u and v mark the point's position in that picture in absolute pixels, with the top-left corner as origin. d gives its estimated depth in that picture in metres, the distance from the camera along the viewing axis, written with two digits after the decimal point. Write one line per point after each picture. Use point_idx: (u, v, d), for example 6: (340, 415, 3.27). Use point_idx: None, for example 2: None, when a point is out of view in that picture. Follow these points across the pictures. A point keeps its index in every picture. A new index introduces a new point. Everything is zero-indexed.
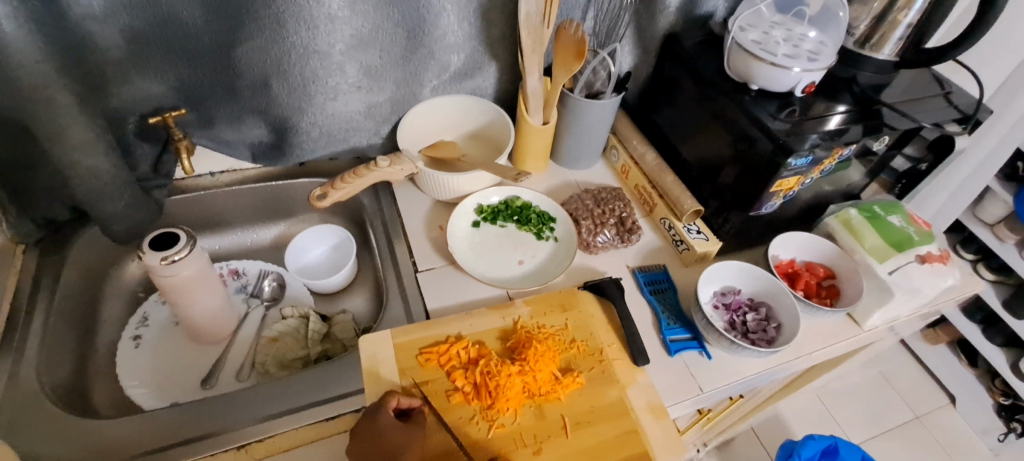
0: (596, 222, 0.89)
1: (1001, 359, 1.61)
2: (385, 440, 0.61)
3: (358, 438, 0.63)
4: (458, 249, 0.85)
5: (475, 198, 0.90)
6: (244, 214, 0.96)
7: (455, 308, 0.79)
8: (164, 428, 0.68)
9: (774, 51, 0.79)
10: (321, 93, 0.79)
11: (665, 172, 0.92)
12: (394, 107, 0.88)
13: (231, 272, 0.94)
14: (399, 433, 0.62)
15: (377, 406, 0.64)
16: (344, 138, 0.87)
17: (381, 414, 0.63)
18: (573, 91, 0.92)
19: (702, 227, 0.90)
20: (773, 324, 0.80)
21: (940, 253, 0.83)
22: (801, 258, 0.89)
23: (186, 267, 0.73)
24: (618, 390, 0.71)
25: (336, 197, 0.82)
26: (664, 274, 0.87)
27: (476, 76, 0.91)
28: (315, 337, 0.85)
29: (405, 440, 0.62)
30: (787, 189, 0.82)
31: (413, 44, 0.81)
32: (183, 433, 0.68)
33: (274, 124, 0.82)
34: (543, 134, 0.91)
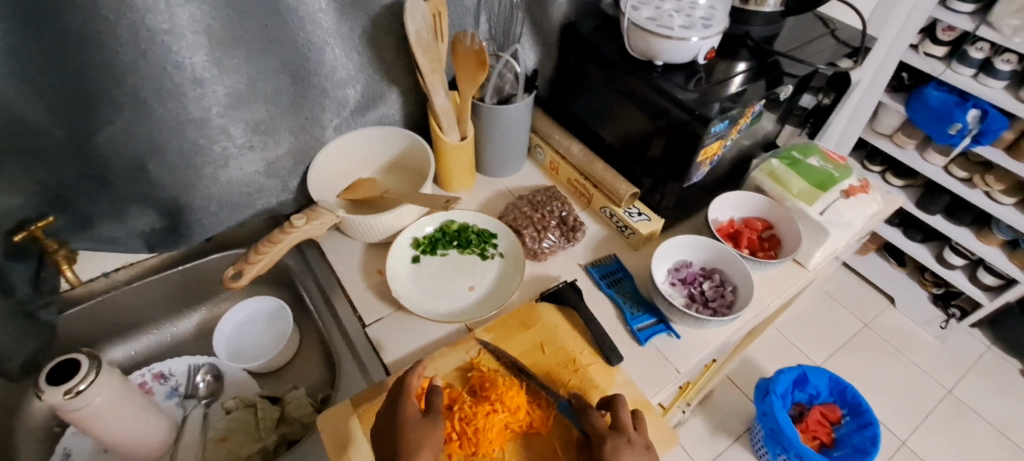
0: (538, 228, 0.86)
1: (927, 253, 1.76)
2: (401, 430, 0.59)
3: (381, 414, 0.62)
4: (402, 291, 0.80)
5: (408, 233, 0.84)
6: (155, 308, 0.85)
7: (415, 355, 0.74)
8: None
9: (669, 25, 0.77)
10: (208, 163, 0.71)
11: (593, 161, 0.91)
12: (297, 158, 0.81)
13: (155, 377, 0.83)
14: (417, 427, 0.59)
15: (399, 392, 0.62)
16: (249, 202, 0.79)
17: (403, 403, 0.61)
18: (483, 100, 0.89)
19: (642, 207, 0.89)
20: (729, 287, 0.81)
21: (860, 183, 0.87)
22: (738, 216, 0.91)
23: (99, 393, 0.63)
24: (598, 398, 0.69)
25: (254, 271, 0.73)
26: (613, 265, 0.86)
27: (379, 105, 0.86)
28: (268, 424, 0.76)
29: (422, 433, 0.59)
30: (712, 155, 0.82)
31: (301, 87, 0.74)
32: None
33: (164, 209, 0.72)
34: (462, 150, 0.88)
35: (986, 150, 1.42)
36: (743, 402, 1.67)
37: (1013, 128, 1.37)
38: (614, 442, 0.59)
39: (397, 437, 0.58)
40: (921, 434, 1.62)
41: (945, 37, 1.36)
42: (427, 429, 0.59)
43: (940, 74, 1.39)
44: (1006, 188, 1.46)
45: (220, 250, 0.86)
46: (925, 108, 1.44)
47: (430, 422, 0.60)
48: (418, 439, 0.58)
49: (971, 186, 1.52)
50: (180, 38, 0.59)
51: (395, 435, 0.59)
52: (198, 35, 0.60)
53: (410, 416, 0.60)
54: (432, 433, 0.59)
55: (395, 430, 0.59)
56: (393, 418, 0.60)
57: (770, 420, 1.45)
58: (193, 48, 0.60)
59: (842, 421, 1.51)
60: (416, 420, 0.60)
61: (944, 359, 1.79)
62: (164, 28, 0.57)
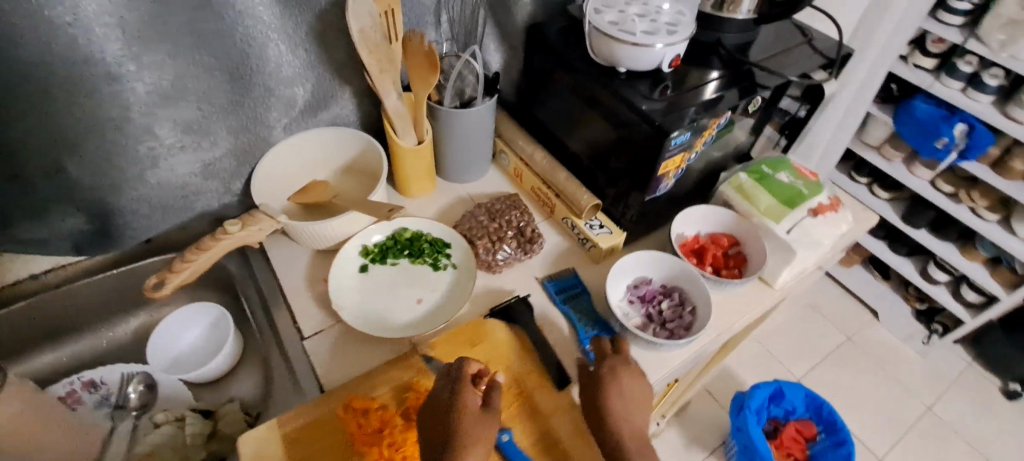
0: (493, 238, 0.82)
1: (910, 267, 1.73)
2: (458, 423, 0.59)
3: (434, 403, 0.62)
4: (345, 303, 0.76)
5: (357, 240, 0.81)
6: (91, 313, 0.82)
7: (353, 372, 0.70)
8: None
9: (632, 30, 0.74)
10: (134, 164, 0.67)
11: (556, 170, 0.87)
12: (239, 160, 0.77)
13: (85, 385, 0.79)
14: (477, 422, 0.59)
15: (458, 384, 0.62)
16: (185, 204, 0.75)
17: (462, 397, 0.60)
18: (442, 103, 0.85)
19: (604, 220, 0.86)
20: (688, 307, 0.77)
21: (830, 201, 0.83)
22: (704, 231, 0.87)
23: (8, 405, 0.59)
24: (567, 414, 0.67)
25: (180, 280, 0.70)
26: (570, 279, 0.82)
27: (331, 105, 0.82)
28: (197, 440, 0.73)
29: (482, 429, 0.59)
30: (676, 168, 0.79)
31: (239, 85, 0.70)
32: None
33: (89, 212, 0.68)
34: (418, 155, 0.84)
35: (972, 165, 1.39)
36: (719, 415, 1.64)
37: (1000, 144, 1.34)
38: (614, 362, 0.68)
39: (452, 429, 0.58)
40: (899, 452, 1.60)
41: (935, 49, 1.32)
42: (484, 426, 0.59)
43: (929, 87, 1.35)
44: (991, 204, 1.43)
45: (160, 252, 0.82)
46: (912, 121, 1.41)
47: (490, 419, 0.60)
48: (479, 434, 0.58)
49: (955, 200, 1.50)
50: (89, 33, 0.55)
51: (450, 432, 0.58)
52: (110, 29, 0.56)
53: (471, 411, 0.60)
54: (485, 429, 0.59)
55: (452, 422, 0.59)
56: (452, 410, 0.60)
57: (744, 435, 1.41)
58: (105, 45, 0.56)
59: (817, 437, 1.48)
60: (477, 415, 0.60)
61: (925, 375, 1.76)
62: (68, 21, 0.53)
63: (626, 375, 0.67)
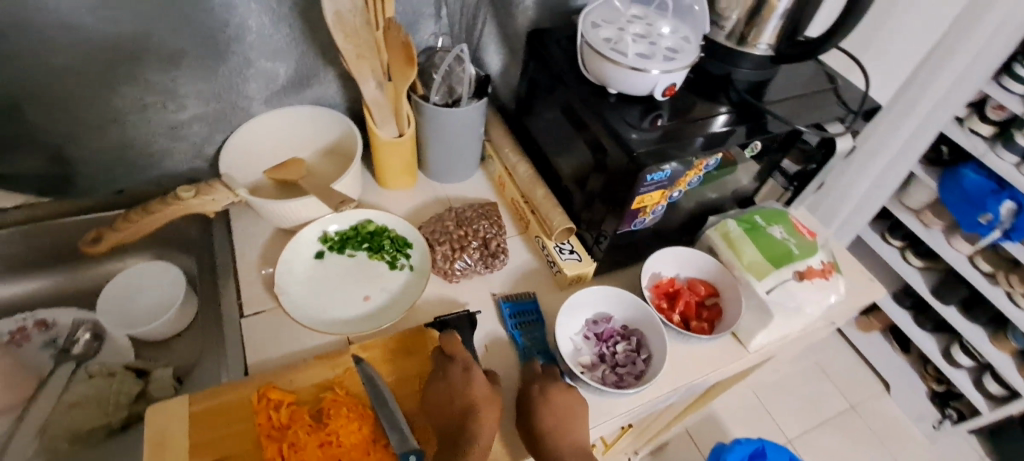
0: (455, 247, 0.79)
1: (933, 345, 1.59)
2: (473, 393, 0.62)
3: (438, 379, 0.64)
4: (291, 288, 0.74)
5: (317, 226, 0.79)
6: (53, 256, 0.79)
7: (282, 360, 0.69)
8: None
9: (625, 51, 0.69)
10: (96, 114, 0.68)
11: (536, 185, 0.83)
12: (211, 126, 0.77)
13: (38, 324, 0.80)
14: (487, 394, 0.63)
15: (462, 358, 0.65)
16: (151, 162, 0.76)
17: (472, 370, 0.64)
18: (428, 98, 0.82)
19: (576, 245, 0.81)
20: (643, 355, 0.72)
21: (822, 267, 0.76)
22: (683, 275, 0.81)
23: None
24: None
25: (116, 239, 0.70)
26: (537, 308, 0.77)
27: (313, 84, 0.80)
28: (124, 399, 0.73)
29: (491, 401, 0.63)
30: (654, 205, 0.73)
31: (214, 53, 0.69)
32: None
33: (51, 152, 0.70)
34: (397, 148, 0.82)
35: (1016, 248, 1.25)
36: None
37: None
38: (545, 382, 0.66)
39: (468, 399, 0.62)
40: None
41: (994, 116, 1.17)
42: (493, 399, 0.64)
43: (981, 156, 1.19)
44: None
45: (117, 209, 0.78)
46: (957, 189, 1.28)
47: (496, 392, 0.64)
48: (489, 403, 0.63)
49: (992, 282, 1.36)
50: None
51: (465, 400, 0.62)
52: None
53: (479, 384, 0.63)
54: (495, 400, 0.64)
55: (464, 395, 0.62)
56: (461, 383, 0.62)
57: None
58: None
59: None
60: (486, 389, 0.64)
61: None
62: None
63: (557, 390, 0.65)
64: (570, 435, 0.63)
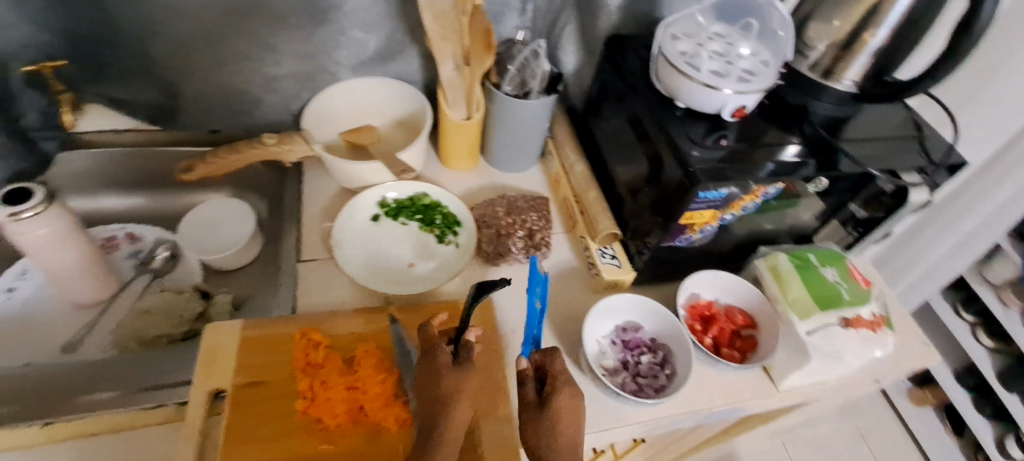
0: (502, 232, 0.82)
1: (989, 434, 1.45)
2: (441, 379, 0.60)
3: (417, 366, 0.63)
4: (346, 244, 0.80)
5: (377, 191, 0.84)
6: (150, 180, 0.88)
7: (327, 305, 0.74)
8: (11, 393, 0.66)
9: (699, 66, 0.69)
10: (208, 58, 0.76)
11: (589, 187, 0.85)
12: (301, 84, 0.83)
13: (127, 236, 0.88)
14: (456, 378, 0.60)
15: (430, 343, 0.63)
16: (245, 108, 0.83)
17: (436, 352, 0.62)
18: (500, 86, 0.85)
19: (618, 251, 0.82)
20: (666, 370, 0.72)
21: (871, 318, 0.74)
22: (722, 300, 0.80)
23: (41, 227, 0.68)
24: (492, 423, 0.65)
25: (203, 170, 0.77)
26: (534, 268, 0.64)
27: (397, 59, 0.85)
28: (188, 315, 0.80)
29: (460, 385, 0.60)
30: (703, 224, 0.73)
31: (315, 17, 0.76)
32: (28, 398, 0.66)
33: (164, 87, 0.79)
34: (464, 130, 0.86)
35: None
36: None
37: None
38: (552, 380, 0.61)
39: (435, 387, 0.59)
40: None
41: None
42: (465, 382, 0.60)
43: None
44: None
45: (193, 145, 0.84)
46: None
47: (469, 374, 0.61)
48: (458, 389, 0.59)
49: None
50: None
51: (435, 387, 0.59)
52: None
53: (446, 371, 0.61)
54: (467, 381, 0.60)
55: (432, 383, 0.60)
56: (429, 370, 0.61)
57: None
58: None
59: None
60: (455, 373, 0.60)
61: None
62: None
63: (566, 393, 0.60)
64: (567, 436, 0.58)
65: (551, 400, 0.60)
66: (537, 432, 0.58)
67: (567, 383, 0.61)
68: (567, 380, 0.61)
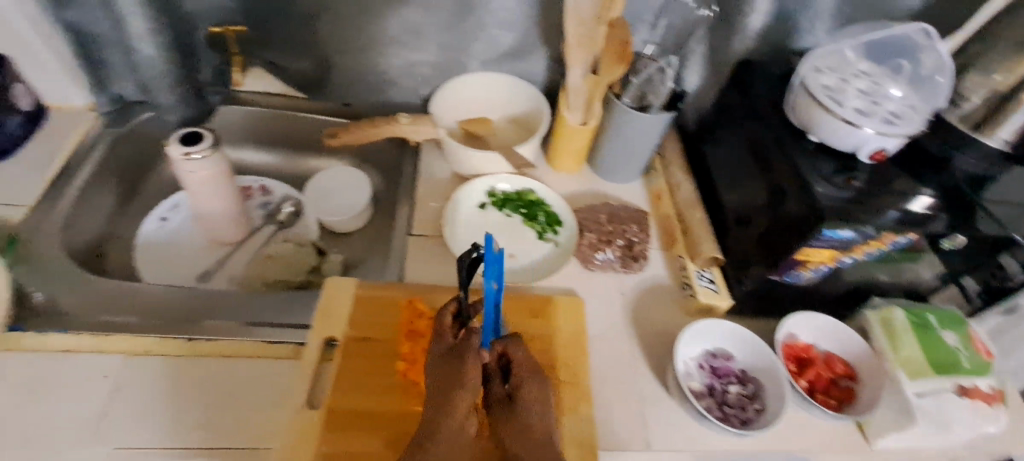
0: (602, 238, 0.84)
1: None
2: (435, 366, 0.59)
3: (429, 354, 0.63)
4: (453, 226, 0.84)
5: (488, 181, 0.88)
6: (287, 140, 0.97)
7: (431, 280, 0.79)
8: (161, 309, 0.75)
9: (842, 102, 0.68)
10: (365, 39, 0.82)
11: (694, 208, 0.84)
12: (436, 72, 0.89)
13: (259, 188, 0.97)
14: (443, 363, 0.58)
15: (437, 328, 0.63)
16: (382, 88, 0.89)
17: (437, 338, 0.62)
18: (620, 97, 0.86)
19: (717, 277, 0.81)
20: (755, 404, 0.70)
21: (989, 391, 0.71)
22: (821, 346, 0.76)
23: (198, 169, 0.77)
24: (575, 420, 0.67)
25: (345, 140, 0.83)
26: (485, 245, 0.56)
27: (526, 59, 0.89)
28: (305, 267, 0.88)
29: (446, 371, 0.57)
30: (818, 263, 0.71)
31: (464, 12, 0.81)
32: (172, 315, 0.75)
33: (319, 58, 0.86)
34: (580, 134, 0.88)
35: None
36: None
37: None
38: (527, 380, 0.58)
39: (435, 378, 0.58)
40: None
41: None
42: (456, 371, 0.57)
43: None
44: None
45: (330, 115, 0.94)
46: None
47: (460, 363, 0.57)
48: (447, 378, 0.57)
49: None
50: None
51: (437, 375, 0.58)
52: None
53: (440, 357, 0.60)
54: (455, 370, 0.57)
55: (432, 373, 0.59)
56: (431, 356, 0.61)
57: None
58: None
59: None
60: (448, 358, 0.59)
61: None
62: None
63: (533, 383, 0.58)
64: (533, 438, 0.55)
65: (517, 391, 0.58)
66: (513, 425, 0.56)
67: (530, 373, 0.59)
68: (529, 370, 0.59)
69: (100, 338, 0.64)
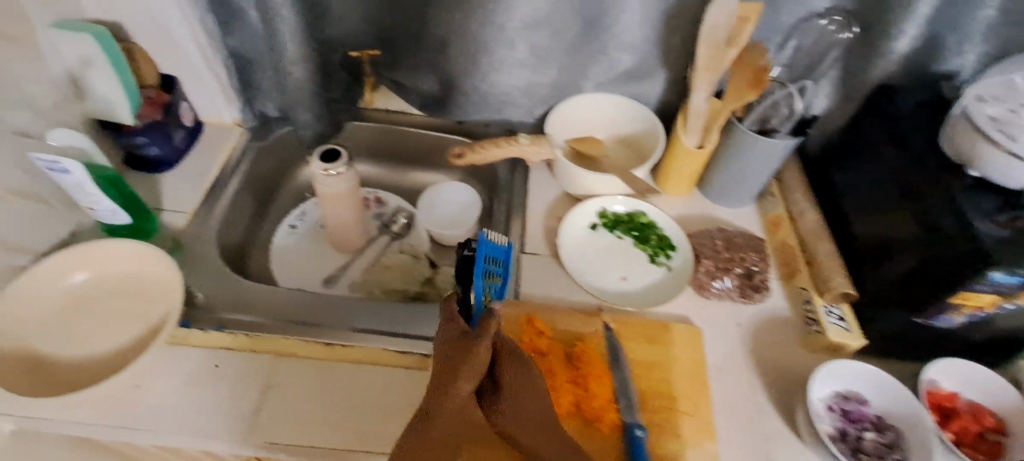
0: (720, 266, 0.82)
1: None
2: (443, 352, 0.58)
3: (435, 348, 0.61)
4: (566, 246, 0.85)
5: (600, 202, 0.88)
6: (403, 153, 1.03)
7: (547, 300, 0.80)
8: (290, 310, 0.79)
9: (1015, 136, 0.64)
10: (491, 63, 0.83)
11: (820, 239, 0.80)
12: (552, 93, 0.90)
13: (375, 200, 1.03)
14: (451, 349, 0.57)
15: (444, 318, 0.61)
16: (498, 108, 0.90)
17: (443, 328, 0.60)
18: (742, 121, 0.83)
19: (847, 314, 0.76)
20: (895, 454, 0.66)
21: None
22: (967, 395, 0.70)
23: (330, 186, 0.82)
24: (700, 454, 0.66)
25: (472, 160, 0.86)
26: (480, 238, 0.74)
27: (644, 81, 0.88)
28: (418, 277, 0.92)
29: (455, 354, 0.56)
30: (975, 308, 0.66)
31: (589, 35, 0.82)
32: (301, 315, 0.78)
33: (443, 80, 0.88)
34: (693, 159, 0.86)
35: None
36: None
37: None
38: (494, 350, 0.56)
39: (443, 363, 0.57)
40: None
41: None
42: (467, 355, 0.55)
43: None
44: None
45: (444, 131, 1.00)
46: None
47: (472, 349, 0.55)
48: (456, 364, 0.56)
49: None
50: None
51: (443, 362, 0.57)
52: None
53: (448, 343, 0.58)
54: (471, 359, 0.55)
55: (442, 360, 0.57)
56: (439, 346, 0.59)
57: None
58: None
59: None
60: (456, 343, 0.57)
61: None
62: None
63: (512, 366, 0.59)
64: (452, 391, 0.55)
65: (504, 379, 0.59)
66: (449, 368, 0.56)
67: (511, 355, 0.59)
68: (511, 353, 0.60)
69: (253, 339, 0.70)
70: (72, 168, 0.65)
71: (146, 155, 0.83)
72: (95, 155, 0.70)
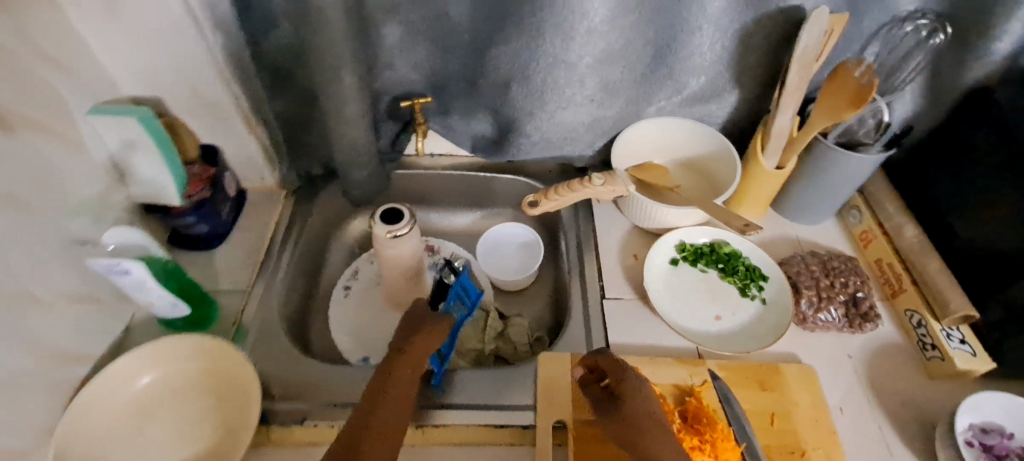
0: (821, 296, 0.76)
1: None
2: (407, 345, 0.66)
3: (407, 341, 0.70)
4: (653, 286, 0.79)
5: (680, 234, 0.83)
6: (454, 198, 0.98)
7: (641, 350, 0.74)
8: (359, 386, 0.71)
9: None
10: (555, 101, 0.78)
11: (928, 256, 0.74)
12: (615, 124, 0.84)
13: (428, 248, 0.95)
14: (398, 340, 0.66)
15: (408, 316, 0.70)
16: (561, 146, 0.85)
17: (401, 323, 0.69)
18: (826, 136, 0.78)
19: (968, 336, 0.71)
20: None
21: None
22: None
23: (405, 245, 0.75)
24: None
25: (547, 207, 0.81)
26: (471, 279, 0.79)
27: (712, 102, 0.83)
28: (492, 332, 0.83)
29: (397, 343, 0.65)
30: None
31: (658, 63, 0.77)
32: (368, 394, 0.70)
33: (500, 122, 0.83)
34: (773, 180, 0.80)
35: None
36: None
37: None
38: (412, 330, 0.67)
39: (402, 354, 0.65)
40: None
41: None
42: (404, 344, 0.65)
43: None
44: None
45: (494, 171, 0.94)
46: None
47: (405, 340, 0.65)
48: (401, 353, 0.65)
49: None
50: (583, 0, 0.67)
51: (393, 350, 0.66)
52: None
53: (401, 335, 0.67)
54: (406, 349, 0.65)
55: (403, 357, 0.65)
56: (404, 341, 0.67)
57: None
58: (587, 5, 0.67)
59: None
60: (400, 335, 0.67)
61: None
62: None
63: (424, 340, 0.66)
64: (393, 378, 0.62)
65: (617, 389, 0.63)
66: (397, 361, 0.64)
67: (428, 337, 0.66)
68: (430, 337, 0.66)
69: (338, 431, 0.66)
70: (136, 269, 0.60)
71: (195, 233, 0.79)
72: (154, 249, 0.66)
